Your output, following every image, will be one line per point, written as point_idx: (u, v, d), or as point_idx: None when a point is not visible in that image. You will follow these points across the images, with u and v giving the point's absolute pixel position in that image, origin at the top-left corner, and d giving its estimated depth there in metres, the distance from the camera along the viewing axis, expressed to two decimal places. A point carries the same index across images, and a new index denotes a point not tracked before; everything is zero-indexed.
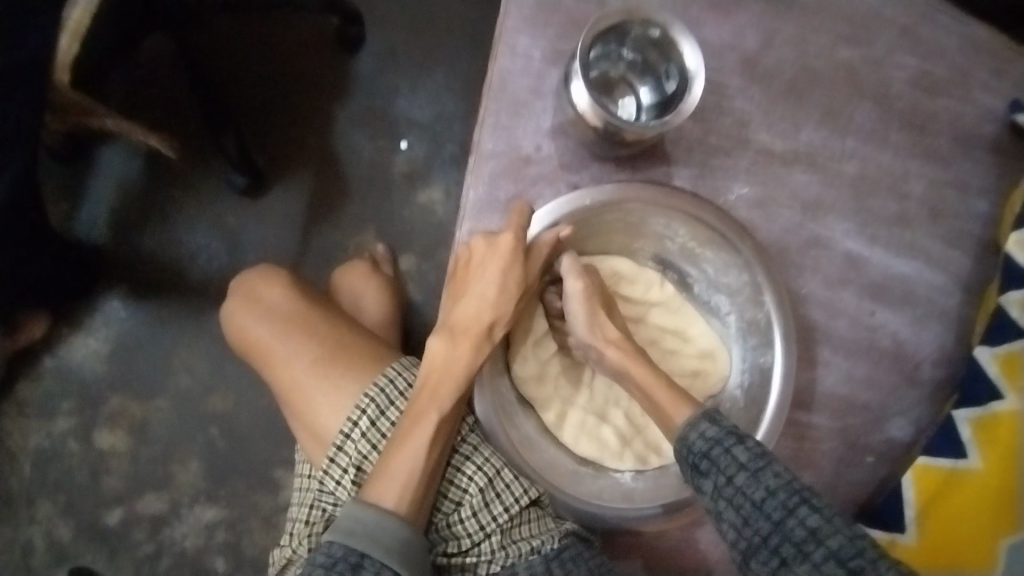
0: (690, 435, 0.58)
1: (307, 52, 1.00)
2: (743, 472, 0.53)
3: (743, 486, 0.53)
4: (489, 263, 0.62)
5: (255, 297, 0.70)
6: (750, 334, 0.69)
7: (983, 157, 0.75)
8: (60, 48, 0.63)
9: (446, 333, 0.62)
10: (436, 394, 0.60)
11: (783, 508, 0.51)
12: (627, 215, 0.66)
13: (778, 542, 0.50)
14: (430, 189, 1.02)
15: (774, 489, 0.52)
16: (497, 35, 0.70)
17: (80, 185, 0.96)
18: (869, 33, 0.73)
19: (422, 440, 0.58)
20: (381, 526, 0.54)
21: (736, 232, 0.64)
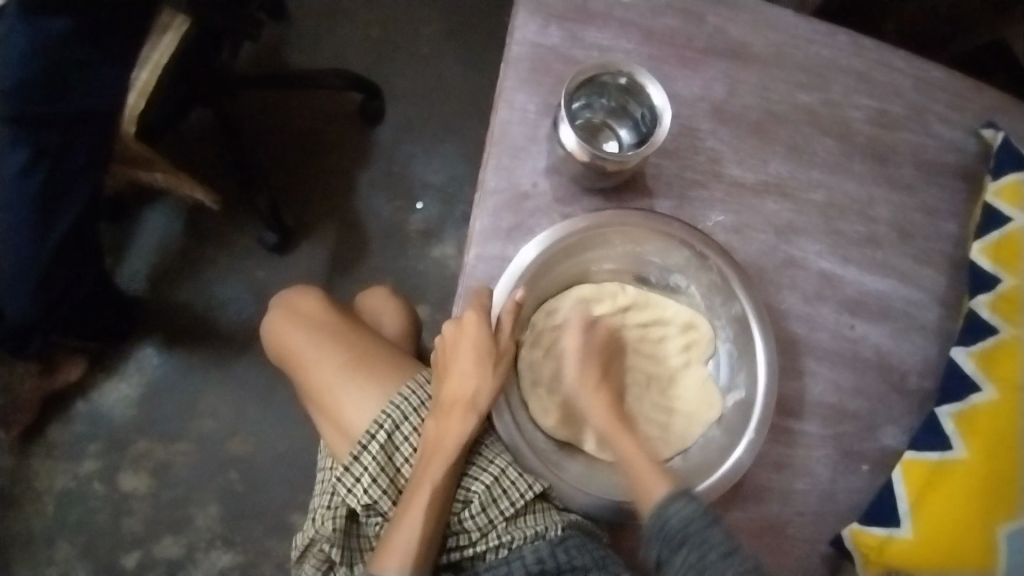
0: (665, 513, 0.64)
1: (331, 126, 1.13)
2: (716, 552, 0.62)
3: (712, 565, 0.62)
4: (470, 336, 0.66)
5: (293, 309, 0.77)
6: (734, 327, 0.75)
7: (941, 184, 0.82)
8: (129, 103, 0.76)
9: (437, 411, 0.67)
10: (427, 474, 0.65)
11: (735, 574, 0.61)
12: (600, 234, 0.72)
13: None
14: (443, 244, 1.12)
15: (734, 574, 0.61)
16: (497, 92, 0.80)
17: (129, 240, 1.06)
18: (825, 81, 0.83)
19: (418, 519, 0.64)
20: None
21: (713, 250, 0.73)
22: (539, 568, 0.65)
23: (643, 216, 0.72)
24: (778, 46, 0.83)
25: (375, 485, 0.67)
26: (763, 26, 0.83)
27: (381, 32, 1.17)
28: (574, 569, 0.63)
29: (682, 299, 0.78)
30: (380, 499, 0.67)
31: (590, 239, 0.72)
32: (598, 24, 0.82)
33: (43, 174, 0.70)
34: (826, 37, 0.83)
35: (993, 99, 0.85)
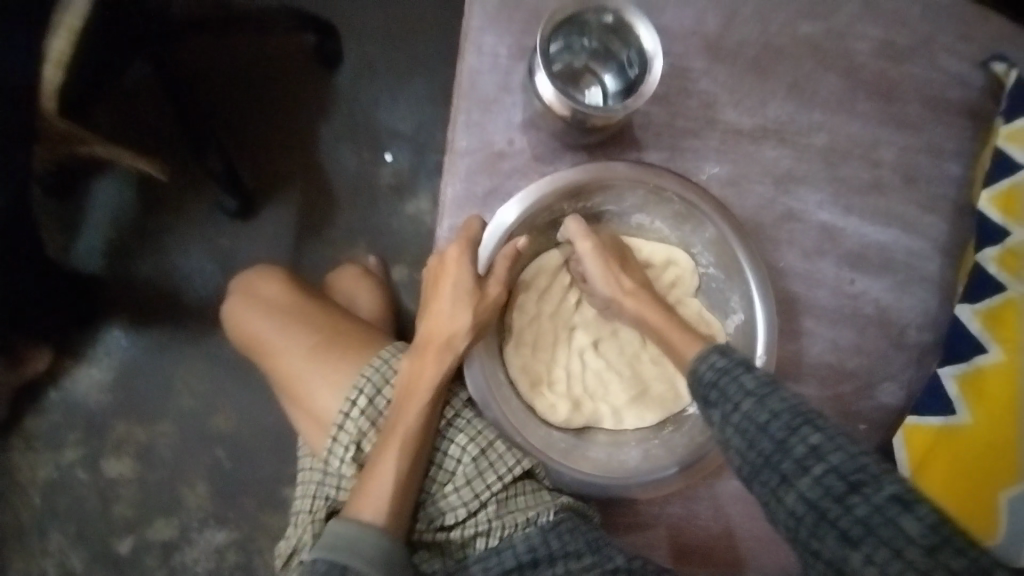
0: (700, 367, 0.57)
1: (287, 73, 1.03)
2: (750, 399, 0.52)
3: (749, 411, 0.52)
4: (451, 273, 0.63)
5: (251, 293, 0.75)
6: (714, 249, 0.71)
7: (949, 119, 0.75)
8: (42, 77, 0.66)
9: (415, 350, 0.63)
10: (402, 414, 0.60)
11: (788, 427, 0.50)
12: (551, 206, 0.66)
13: (781, 461, 0.49)
14: (416, 199, 1.04)
15: (779, 412, 0.51)
16: (462, 35, 0.72)
17: (78, 216, 0.98)
18: (828, 7, 0.74)
19: (393, 466, 0.59)
20: (362, 538, 0.56)
21: (677, 184, 0.66)
22: (532, 556, 0.62)
23: (591, 171, 0.64)
24: None
25: (359, 450, 0.62)
26: None
27: None
28: (568, 555, 0.61)
29: (650, 233, 0.74)
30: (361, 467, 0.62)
31: (534, 216, 0.66)
32: None
33: None
34: None
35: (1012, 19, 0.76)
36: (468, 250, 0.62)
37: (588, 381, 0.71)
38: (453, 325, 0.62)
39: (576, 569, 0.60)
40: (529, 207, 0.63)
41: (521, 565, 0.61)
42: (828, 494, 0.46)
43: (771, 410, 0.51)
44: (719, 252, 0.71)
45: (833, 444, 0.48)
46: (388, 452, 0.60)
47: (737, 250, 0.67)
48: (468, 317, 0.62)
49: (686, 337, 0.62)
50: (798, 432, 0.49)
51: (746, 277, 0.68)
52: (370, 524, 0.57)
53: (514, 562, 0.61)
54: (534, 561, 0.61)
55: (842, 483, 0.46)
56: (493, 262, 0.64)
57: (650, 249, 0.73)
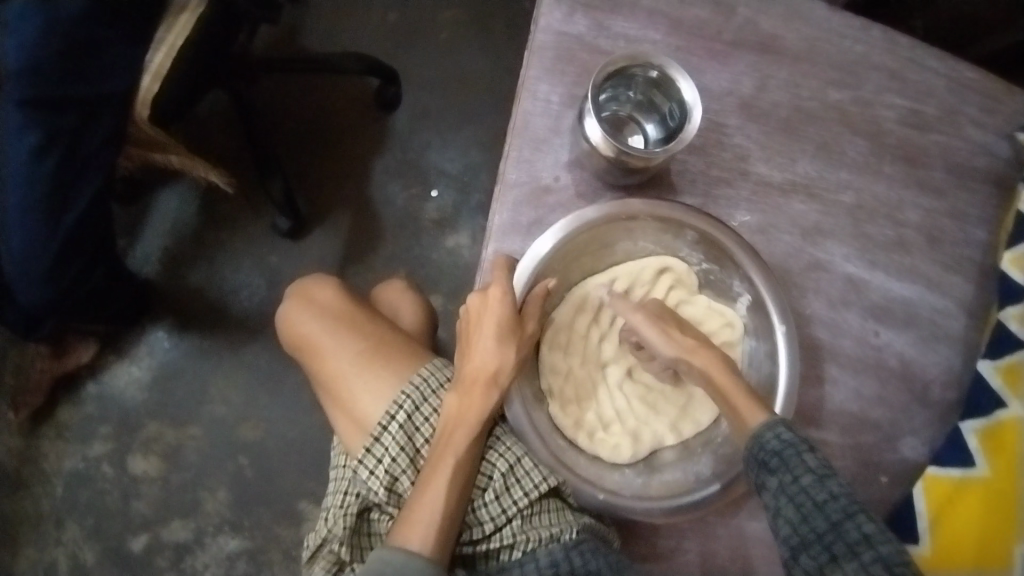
0: (766, 435, 0.59)
1: (347, 111, 1.11)
2: (811, 476, 0.56)
3: (808, 486, 0.56)
4: (490, 310, 0.64)
5: (308, 297, 0.73)
6: (702, 247, 0.71)
7: (969, 189, 0.80)
8: (143, 85, 0.74)
9: (459, 386, 0.64)
10: (446, 454, 0.61)
11: (843, 511, 0.54)
12: (589, 237, 0.68)
13: (834, 542, 0.53)
14: (456, 234, 1.09)
15: (836, 495, 0.55)
16: (520, 82, 0.78)
17: (141, 223, 1.05)
18: (857, 79, 0.80)
19: (442, 490, 0.60)
20: (411, 566, 0.57)
21: (648, 208, 0.67)
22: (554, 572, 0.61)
23: (574, 227, 0.65)
24: (810, 40, 0.80)
25: (395, 462, 0.63)
26: (795, 19, 0.80)
27: (399, 15, 1.14)
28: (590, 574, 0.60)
29: (640, 254, 0.74)
30: (399, 479, 0.63)
31: (560, 257, 0.67)
32: (624, 14, 0.79)
33: (53, 160, 0.67)
34: (859, 32, 0.80)
35: None
36: (505, 284, 0.64)
37: (636, 410, 0.71)
38: (496, 360, 0.64)
39: None
40: (562, 244, 0.65)
41: None
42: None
43: (829, 493, 0.55)
44: (721, 265, 0.72)
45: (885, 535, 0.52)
46: (435, 481, 0.60)
47: (765, 296, 0.68)
48: (509, 353, 0.64)
49: (744, 398, 0.63)
50: (853, 517, 0.53)
51: (768, 309, 0.69)
52: (418, 553, 0.58)
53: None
54: None
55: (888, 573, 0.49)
56: (526, 301, 0.65)
57: (642, 264, 0.73)
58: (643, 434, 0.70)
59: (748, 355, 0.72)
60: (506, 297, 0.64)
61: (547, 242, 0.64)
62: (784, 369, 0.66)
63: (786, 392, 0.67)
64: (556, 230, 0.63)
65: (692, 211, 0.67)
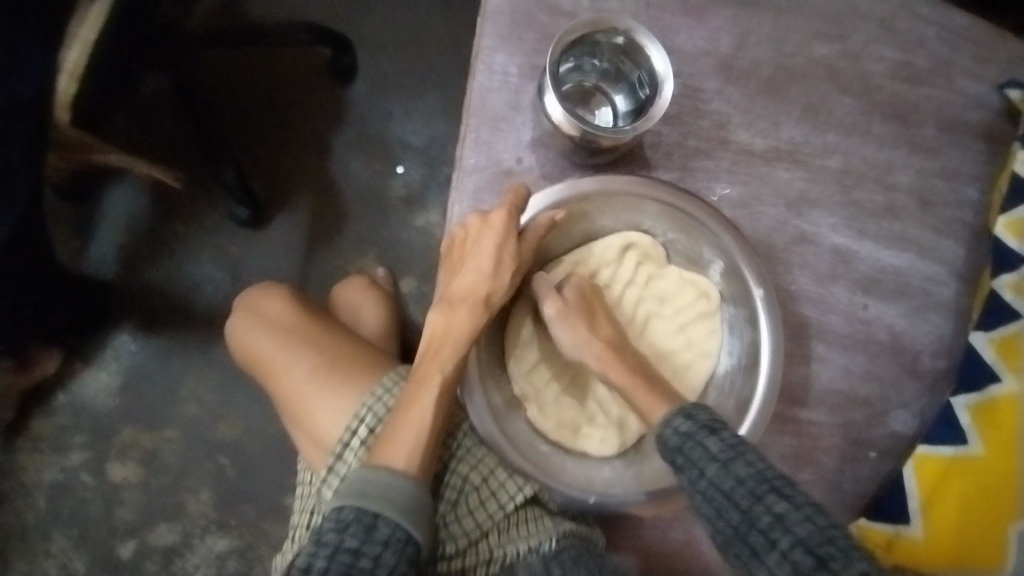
0: (665, 431, 0.55)
1: (302, 87, 1.03)
2: (715, 464, 0.50)
3: (715, 477, 0.50)
4: (478, 236, 0.62)
5: (255, 311, 0.70)
6: (667, 219, 0.67)
7: (965, 147, 0.75)
8: (59, 88, 0.66)
9: (444, 304, 0.61)
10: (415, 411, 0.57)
11: (751, 496, 0.47)
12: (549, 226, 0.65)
13: (749, 533, 0.46)
14: (427, 211, 1.04)
15: (744, 478, 0.48)
16: (474, 53, 0.71)
17: (92, 222, 0.99)
18: (843, 29, 0.73)
19: (430, 403, 0.58)
20: (390, 487, 0.52)
21: (600, 189, 0.62)
22: None
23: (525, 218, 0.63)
24: None
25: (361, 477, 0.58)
26: None
27: None
28: None
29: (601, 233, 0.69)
30: None
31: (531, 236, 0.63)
32: None
33: None
34: None
35: None
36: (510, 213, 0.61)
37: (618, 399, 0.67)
38: (488, 286, 0.62)
39: None
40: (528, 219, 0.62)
41: None
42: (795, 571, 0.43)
43: (736, 476, 0.49)
44: (697, 243, 0.67)
45: (799, 512, 0.45)
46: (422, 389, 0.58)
47: (742, 264, 0.63)
48: (502, 278, 0.62)
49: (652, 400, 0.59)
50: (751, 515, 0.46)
51: (750, 287, 0.64)
52: (401, 473, 0.54)
53: None
54: None
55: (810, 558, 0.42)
56: (532, 225, 0.62)
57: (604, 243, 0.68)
58: (629, 421, 0.65)
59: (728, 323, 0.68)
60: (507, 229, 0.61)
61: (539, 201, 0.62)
62: (767, 331, 0.63)
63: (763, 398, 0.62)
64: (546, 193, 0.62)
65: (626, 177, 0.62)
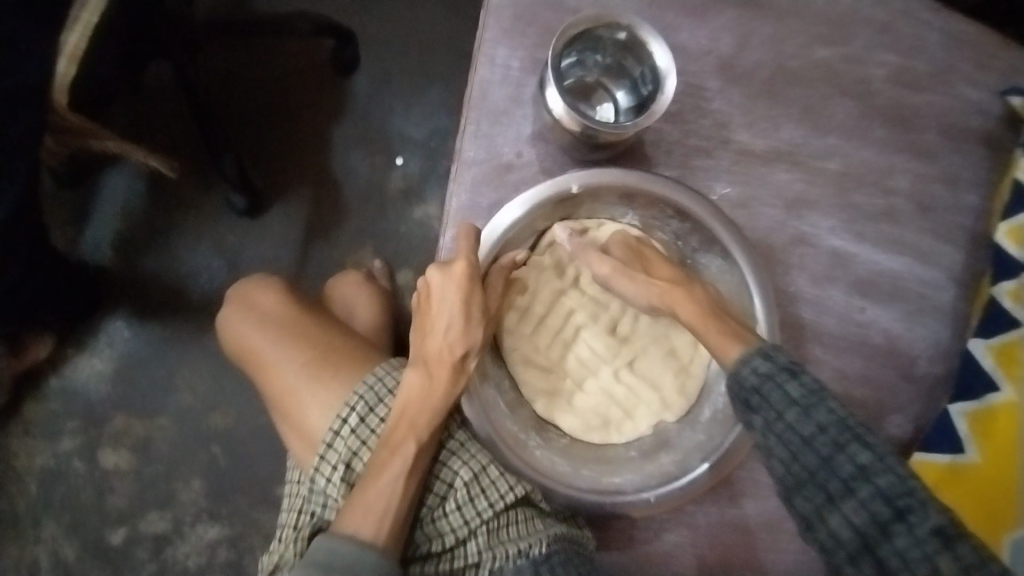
0: (742, 370, 0.54)
1: (304, 75, 1.03)
2: (794, 409, 0.51)
3: (794, 423, 0.51)
4: (448, 292, 0.60)
5: (250, 305, 0.69)
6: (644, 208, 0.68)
7: (967, 153, 0.74)
8: (57, 71, 0.65)
9: (420, 364, 0.60)
10: (411, 426, 0.58)
11: (833, 444, 0.49)
12: (529, 226, 0.64)
13: (827, 479, 0.48)
14: (425, 204, 1.03)
15: (825, 425, 0.50)
16: (476, 46, 0.71)
17: (88, 209, 0.99)
18: (847, 32, 0.73)
19: (390, 484, 0.56)
20: (361, 561, 0.53)
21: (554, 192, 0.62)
22: None
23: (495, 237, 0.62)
24: None
25: (350, 469, 0.59)
26: None
27: None
28: None
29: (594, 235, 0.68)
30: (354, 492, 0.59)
31: (511, 240, 0.64)
32: None
33: None
34: None
35: None
36: (471, 258, 0.60)
37: (615, 393, 0.67)
38: (463, 344, 0.60)
39: None
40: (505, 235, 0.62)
41: None
42: (874, 521, 0.46)
43: (818, 421, 0.50)
44: (650, 210, 0.68)
45: (881, 464, 0.47)
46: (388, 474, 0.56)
47: (738, 256, 0.65)
48: (476, 335, 0.61)
49: (721, 337, 0.58)
50: (835, 456, 0.48)
51: (750, 295, 0.66)
52: (368, 543, 0.54)
53: None
54: None
55: (890, 509, 0.46)
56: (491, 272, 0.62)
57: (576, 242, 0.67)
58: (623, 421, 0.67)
59: None
60: (471, 281, 0.60)
61: (512, 211, 0.61)
62: (761, 316, 0.64)
63: None
64: (522, 200, 0.61)
65: (547, 183, 0.62)
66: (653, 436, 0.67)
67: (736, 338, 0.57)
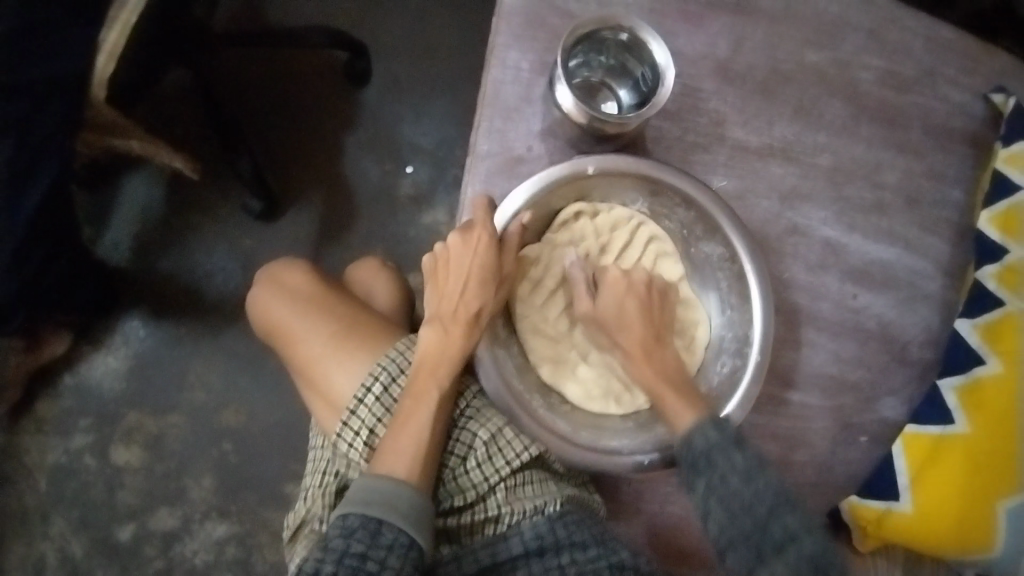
0: (694, 440, 0.62)
1: (318, 86, 1.08)
2: (736, 476, 0.59)
3: (734, 489, 0.59)
4: (466, 258, 0.64)
5: (278, 282, 0.72)
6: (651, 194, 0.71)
7: (948, 150, 0.80)
8: (98, 66, 0.70)
9: (435, 321, 0.63)
10: (434, 372, 0.61)
11: (767, 509, 0.58)
12: (545, 200, 0.67)
13: (761, 541, 0.57)
14: (434, 210, 1.07)
15: (761, 495, 0.58)
16: (489, 49, 0.76)
17: (108, 210, 1.02)
18: (832, 38, 0.79)
19: (426, 417, 0.59)
20: (391, 498, 0.55)
21: (571, 171, 0.66)
22: (539, 544, 0.60)
23: (517, 212, 0.65)
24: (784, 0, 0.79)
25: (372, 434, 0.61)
26: None
27: None
28: (574, 545, 0.60)
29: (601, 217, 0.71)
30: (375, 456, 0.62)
31: (529, 211, 0.67)
32: None
33: (10, 146, 0.64)
34: None
35: (1005, 60, 0.82)
36: (489, 227, 0.64)
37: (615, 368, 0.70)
38: (478, 303, 0.64)
39: (582, 560, 0.59)
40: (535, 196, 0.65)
41: (530, 552, 0.60)
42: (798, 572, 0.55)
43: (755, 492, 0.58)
44: (657, 199, 0.71)
45: (806, 534, 0.56)
46: (419, 413, 0.59)
47: (735, 237, 0.68)
48: (491, 297, 0.64)
49: (674, 398, 0.64)
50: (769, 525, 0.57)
51: (748, 276, 0.69)
52: (400, 479, 0.56)
53: (521, 549, 0.60)
54: (540, 550, 0.60)
55: (809, 565, 0.55)
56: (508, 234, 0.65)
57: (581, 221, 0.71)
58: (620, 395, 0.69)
59: (715, 303, 0.73)
60: (489, 246, 0.64)
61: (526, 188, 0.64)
62: (757, 297, 0.68)
63: (762, 342, 0.68)
64: (533, 180, 0.64)
65: (564, 164, 0.65)
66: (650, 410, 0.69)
67: (689, 406, 0.64)
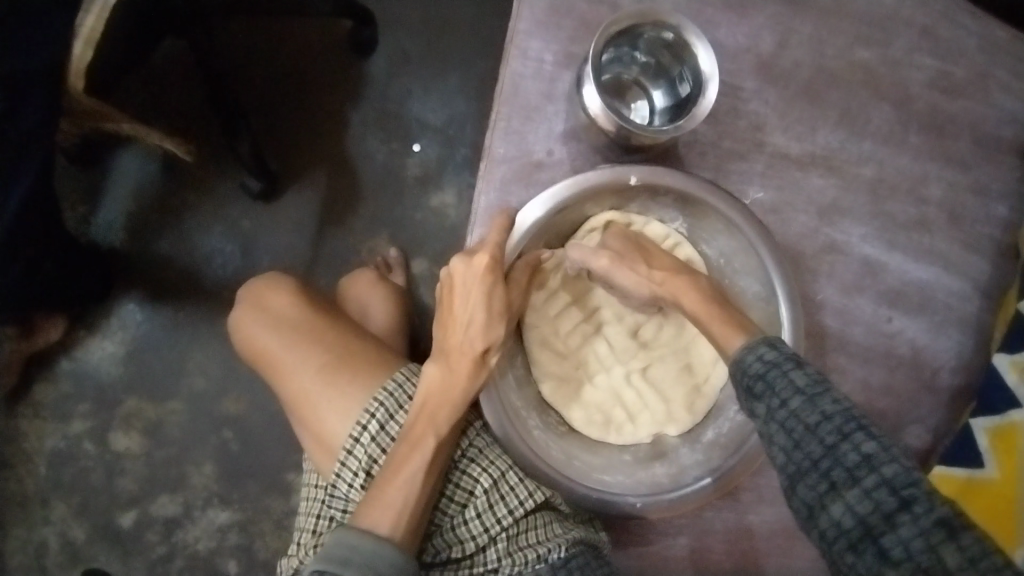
0: (747, 358, 0.53)
1: (322, 57, 1.00)
2: (800, 397, 0.48)
3: (796, 409, 0.48)
4: (474, 284, 0.59)
5: (264, 305, 0.69)
6: (687, 212, 0.66)
7: (1002, 160, 0.73)
8: (75, 53, 0.64)
9: (441, 357, 0.60)
10: (432, 419, 0.58)
11: (837, 431, 0.46)
12: (578, 208, 0.63)
13: (831, 468, 0.46)
14: (442, 193, 1.01)
15: (830, 413, 0.47)
16: (508, 36, 0.69)
17: (98, 189, 0.97)
18: (887, 33, 0.71)
19: (416, 469, 0.56)
20: (379, 552, 0.52)
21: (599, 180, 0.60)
22: None
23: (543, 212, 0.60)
24: None
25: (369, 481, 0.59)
26: None
27: None
28: None
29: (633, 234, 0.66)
30: None
31: (555, 220, 0.62)
32: None
33: None
34: None
35: None
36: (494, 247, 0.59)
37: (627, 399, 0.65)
38: (483, 337, 0.59)
39: None
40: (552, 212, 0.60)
41: None
42: (878, 510, 0.43)
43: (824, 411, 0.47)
44: (699, 221, 0.66)
45: (887, 453, 0.44)
46: (413, 454, 0.56)
47: (770, 269, 0.62)
48: (497, 329, 0.59)
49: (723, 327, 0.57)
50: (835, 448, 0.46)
51: (780, 316, 0.62)
52: (387, 539, 0.53)
53: None
54: None
55: (894, 499, 0.43)
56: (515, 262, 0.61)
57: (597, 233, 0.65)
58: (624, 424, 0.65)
59: None
60: (490, 271, 0.59)
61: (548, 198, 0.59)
62: (788, 338, 0.61)
63: None
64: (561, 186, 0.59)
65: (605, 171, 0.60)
66: (652, 445, 0.65)
67: (741, 329, 0.56)
